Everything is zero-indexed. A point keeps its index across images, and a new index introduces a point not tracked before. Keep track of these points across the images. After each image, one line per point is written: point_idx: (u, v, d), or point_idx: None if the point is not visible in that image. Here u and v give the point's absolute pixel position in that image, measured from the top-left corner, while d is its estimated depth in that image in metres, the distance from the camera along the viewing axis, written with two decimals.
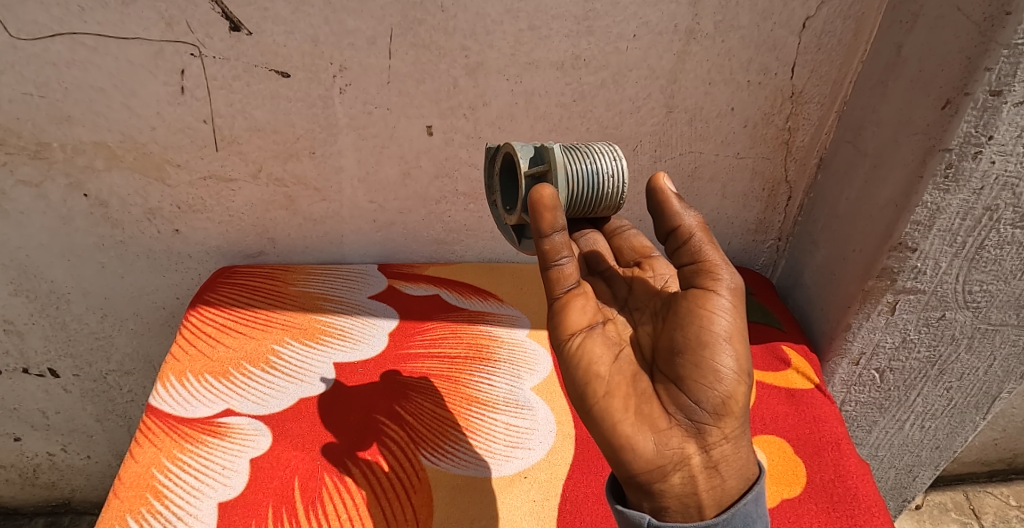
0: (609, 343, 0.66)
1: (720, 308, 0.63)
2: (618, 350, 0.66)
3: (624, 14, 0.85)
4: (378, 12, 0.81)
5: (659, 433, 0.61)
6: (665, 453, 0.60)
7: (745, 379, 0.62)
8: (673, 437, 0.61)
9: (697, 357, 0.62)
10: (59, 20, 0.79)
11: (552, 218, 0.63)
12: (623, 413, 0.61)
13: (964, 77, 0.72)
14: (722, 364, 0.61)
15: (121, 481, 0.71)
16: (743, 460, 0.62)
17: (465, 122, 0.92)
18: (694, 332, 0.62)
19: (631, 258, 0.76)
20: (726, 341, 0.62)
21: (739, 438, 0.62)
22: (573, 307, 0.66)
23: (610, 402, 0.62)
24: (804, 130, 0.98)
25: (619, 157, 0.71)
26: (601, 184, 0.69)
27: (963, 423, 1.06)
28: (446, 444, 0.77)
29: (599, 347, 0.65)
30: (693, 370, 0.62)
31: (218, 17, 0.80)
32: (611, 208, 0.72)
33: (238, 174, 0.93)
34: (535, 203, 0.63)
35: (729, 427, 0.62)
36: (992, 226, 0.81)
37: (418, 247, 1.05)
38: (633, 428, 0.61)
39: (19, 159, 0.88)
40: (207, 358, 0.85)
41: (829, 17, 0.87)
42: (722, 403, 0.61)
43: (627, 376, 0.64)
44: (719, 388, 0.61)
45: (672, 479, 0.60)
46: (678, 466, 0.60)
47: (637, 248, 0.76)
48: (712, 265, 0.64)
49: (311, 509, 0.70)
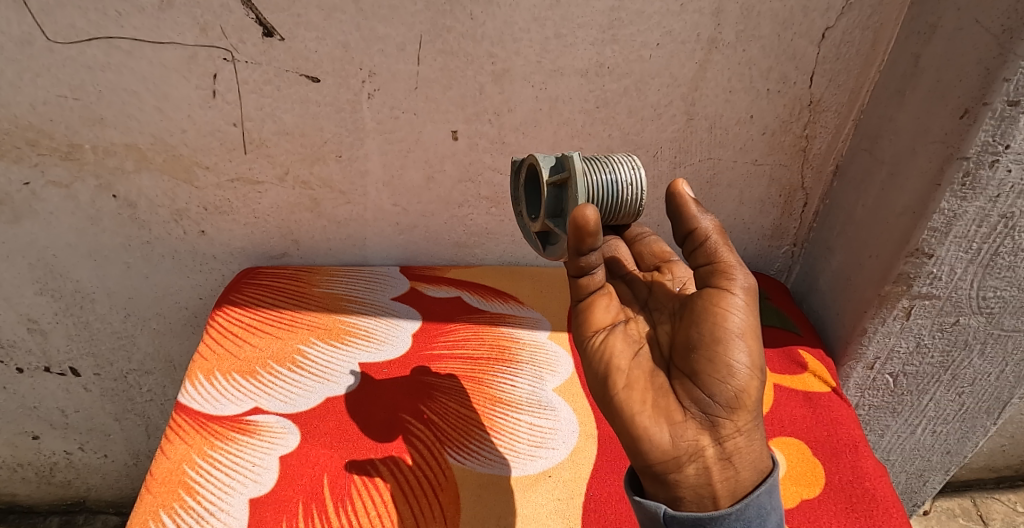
0: (630, 339, 0.67)
1: (734, 306, 0.63)
2: (638, 347, 0.67)
3: (648, 23, 0.86)
4: (408, 20, 0.83)
5: (674, 425, 0.62)
6: (680, 444, 0.61)
7: (757, 374, 0.63)
8: (688, 429, 0.62)
9: (712, 353, 0.62)
10: (96, 24, 0.81)
11: (592, 241, 0.62)
12: (641, 405, 0.62)
13: (981, 87, 0.74)
14: (736, 360, 0.62)
15: (153, 477, 0.73)
16: (756, 453, 0.62)
17: (489, 127, 0.93)
18: (708, 329, 0.63)
19: (651, 263, 0.76)
20: (739, 337, 0.62)
21: (752, 431, 0.63)
22: (598, 305, 0.68)
23: (629, 394, 0.63)
24: (821, 138, 1.00)
25: (638, 165, 0.71)
26: (620, 192, 0.69)
27: (974, 428, 1.07)
28: (471, 443, 0.78)
29: (620, 343, 0.66)
30: (707, 365, 0.62)
31: (252, 23, 0.82)
32: (631, 216, 0.72)
33: (265, 177, 0.95)
34: (578, 228, 0.61)
35: (742, 420, 0.62)
36: (1007, 233, 0.83)
37: (439, 250, 1.07)
38: (650, 420, 0.61)
39: (51, 160, 0.89)
40: (235, 357, 0.87)
41: (848, 28, 0.89)
42: (735, 397, 0.62)
43: (646, 371, 0.65)
44: (732, 383, 0.62)
45: (686, 470, 0.61)
46: (692, 458, 0.61)
47: (657, 253, 0.76)
48: (727, 266, 0.65)
49: (340, 505, 0.71)
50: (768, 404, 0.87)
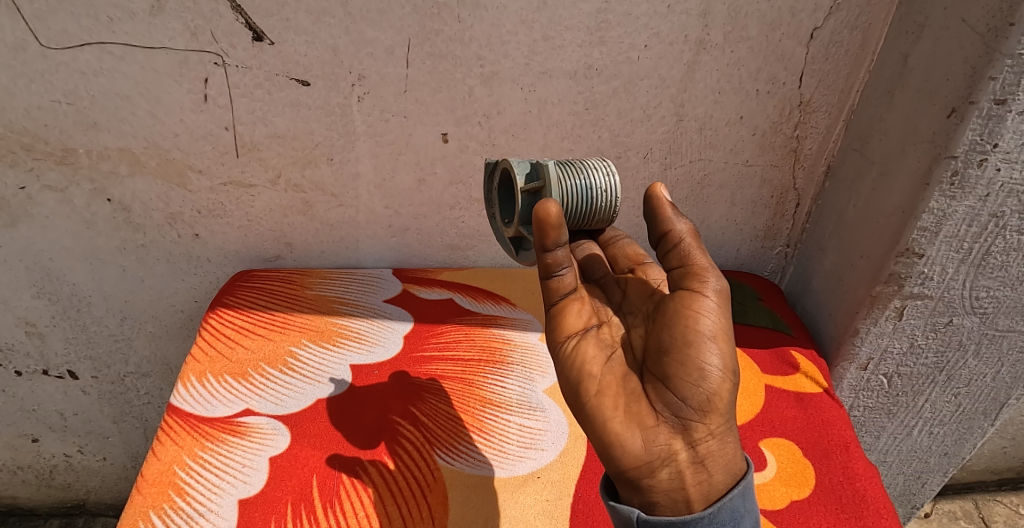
0: (602, 344, 0.67)
1: (706, 309, 0.63)
2: (610, 352, 0.67)
3: (636, 24, 0.87)
4: (396, 23, 0.84)
5: (647, 430, 0.61)
6: (652, 449, 0.61)
7: (730, 377, 0.62)
8: (660, 434, 0.61)
9: (684, 356, 0.62)
10: (88, 30, 0.81)
11: (556, 234, 0.64)
12: (613, 410, 0.62)
13: (968, 86, 0.74)
14: (707, 363, 0.62)
15: (144, 478, 0.73)
16: (729, 456, 0.62)
17: (479, 129, 0.94)
18: (680, 332, 0.63)
19: (626, 265, 0.77)
20: (711, 341, 0.62)
21: (725, 433, 0.62)
22: (570, 311, 0.67)
23: (601, 400, 0.63)
24: (812, 138, 0.99)
25: (612, 172, 0.71)
26: (593, 199, 0.69)
27: (971, 430, 1.07)
28: (458, 444, 0.79)
29: (592, 349, 0.66)
30: (679, 368, 0.62)
31: (242, 27, 0.83)
32: (605, 220, 0.73)
33: (257, 181, 0.96)
34: (542, 223, 0.63)
35: (715, 423, 0.62)
36: (998, 233, 0.82)
37: (432, 252, 1.07)
38: (622, 426, 0.61)
39: (46, 165, 0.90)
40: (227, 359, 0.87)
41: (837, 28, 0.89)
42: (707, 400, 0.62)
43: (618, 375, 0.64)
44: (704, 386, 0.61)
45: (660, 475, 0.61)
46: (665, 462, 0.61)
47: (631, 256, 0.77)
48: (699, 268, 0.65)
49: (328, 506, 0.71)
50: (757, 405, 0.87)
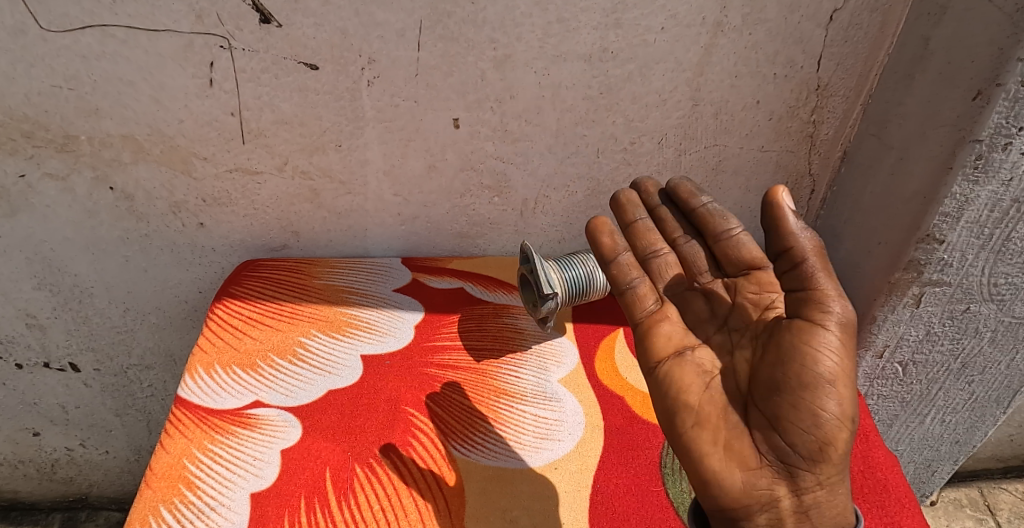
0: (700, 372, 0.68)
1: (827, 346, 0.61)
2: (709, 379, 0.68)
3: (652, 6, 0.85)
4: (407, 5, 0.82)
5: (749, 471, 0.64)
6: (753, 493, 0.64)
7: (847, 425, 0.62)
8: (762, 477, 0.64)
9: (797, 399, 0.62)
10: (89, 12, 0.79)
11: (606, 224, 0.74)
12: (712, 446, 0.65)
13: (994, 67, 0.73)
14: (825, 409, 0.61)
15: (153, 472, 0.72)
16: (838, 508, 0.63)
17: (491, 115, 0.92)
18: (798, 371, 0.62)
19: (737, 270, 0.73)
20: (831, 384, 0.61)
21: (837, 485, 0.63)
22: (658, 336, 0.70)
23: (699, 433, 0.65)
24: (828, 123, 0.98)
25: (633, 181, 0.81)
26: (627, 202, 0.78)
27: (984, 417, 1.06)
28: (475, 435, 0.77)
29: (689, 376, 0.68)
30: (790, 410, 0.62)
31: (248, 10, 0.80)
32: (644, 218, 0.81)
33: (264, 167, 0.93)
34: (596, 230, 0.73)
35: (825, 474, 0.63)
36: (1020, 218, 0.81)
37: (441, 241, 1.05)
38: (722, 464, 0.64)
39: (47, 152, 0.88)
40: (235, 350, 0.86)
41: (856, 10, 0.87)
42: (818, 448, 0.62)
43: (720, 407, 0.66)
44: (817, 433, 0.61)
45: (757, 518, 0.64)
46: (766, 507, 0.64)
47: (745, 260, 0.72)
48: (824, 296, 0.62)
49: (342, 500, 0.70)
50: None
